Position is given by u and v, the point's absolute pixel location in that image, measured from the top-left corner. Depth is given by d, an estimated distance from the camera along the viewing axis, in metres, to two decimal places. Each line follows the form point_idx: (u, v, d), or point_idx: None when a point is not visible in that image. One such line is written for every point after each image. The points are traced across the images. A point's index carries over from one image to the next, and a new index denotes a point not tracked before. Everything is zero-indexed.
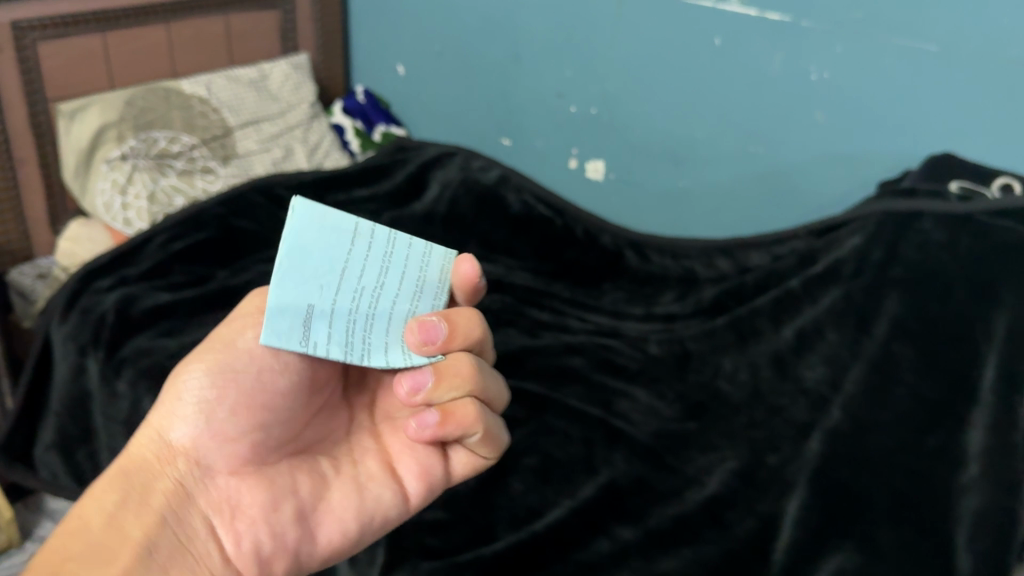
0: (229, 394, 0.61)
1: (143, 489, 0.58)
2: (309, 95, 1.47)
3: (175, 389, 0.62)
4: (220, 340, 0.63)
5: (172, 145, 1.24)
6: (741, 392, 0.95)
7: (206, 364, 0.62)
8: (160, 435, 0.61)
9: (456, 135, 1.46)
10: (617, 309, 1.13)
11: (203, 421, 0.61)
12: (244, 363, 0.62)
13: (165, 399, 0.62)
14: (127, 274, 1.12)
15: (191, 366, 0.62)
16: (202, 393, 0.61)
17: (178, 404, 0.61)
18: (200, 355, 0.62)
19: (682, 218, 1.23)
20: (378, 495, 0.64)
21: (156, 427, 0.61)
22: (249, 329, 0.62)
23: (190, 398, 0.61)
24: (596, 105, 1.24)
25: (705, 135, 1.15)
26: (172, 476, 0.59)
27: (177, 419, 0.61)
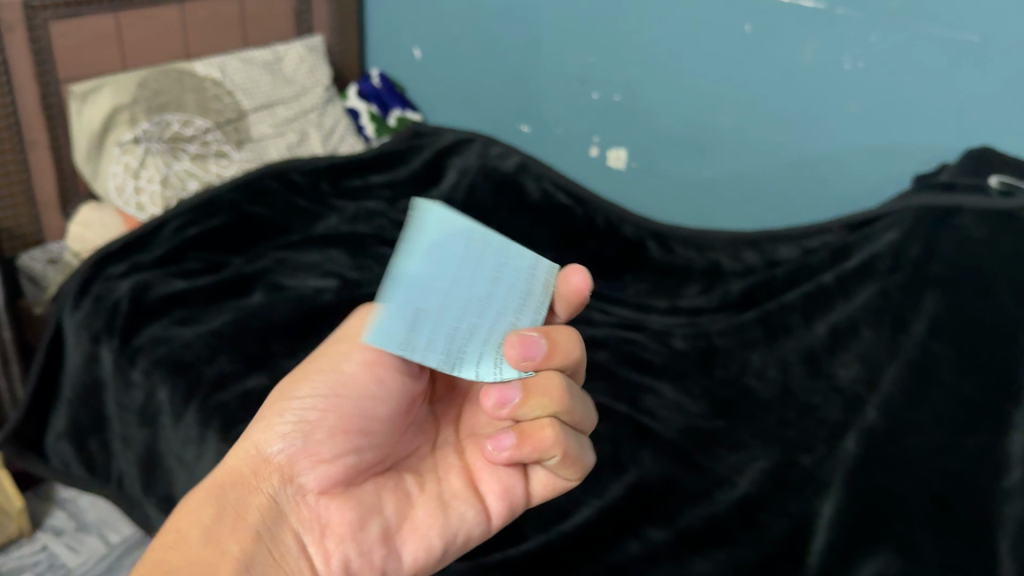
0: (331, 416, 0.57)
1: (237, 505, 0.54)
2: (323, 78, 1.43)
3: (276, 407, 0.58)
4: (326, 359, 0.59)
5: (185, 128, 1.21)
6: (771, 389, 0.93)
7: (314, 383, 0.58)
8: (254, 450, 0.57)
9: (473, 120, 1.43)
10: (639, 301, 1.11)
11: (302, 441, 0.57)
12: (352, 388, 0.57)
13: (263, 414, 0.58)
14: (140, 260, 1.09)
15: (296, 385, 0.58)
16: (305, 412, 0.57)
17: (276, 421, 0.57)
18: (305, 373, 0.59)
19: (706, 209, 1.20)
20: (461, 513, 0.58)
21: (252, 441, 0.57)
22: (353, 351, 0.59)
23: (290, 416, 0.57)
24: (620, 91, 1.21)
25: (733, 125, 1.12)
26: (267, 492, 0.56)
27: (273, 438, 0.57)
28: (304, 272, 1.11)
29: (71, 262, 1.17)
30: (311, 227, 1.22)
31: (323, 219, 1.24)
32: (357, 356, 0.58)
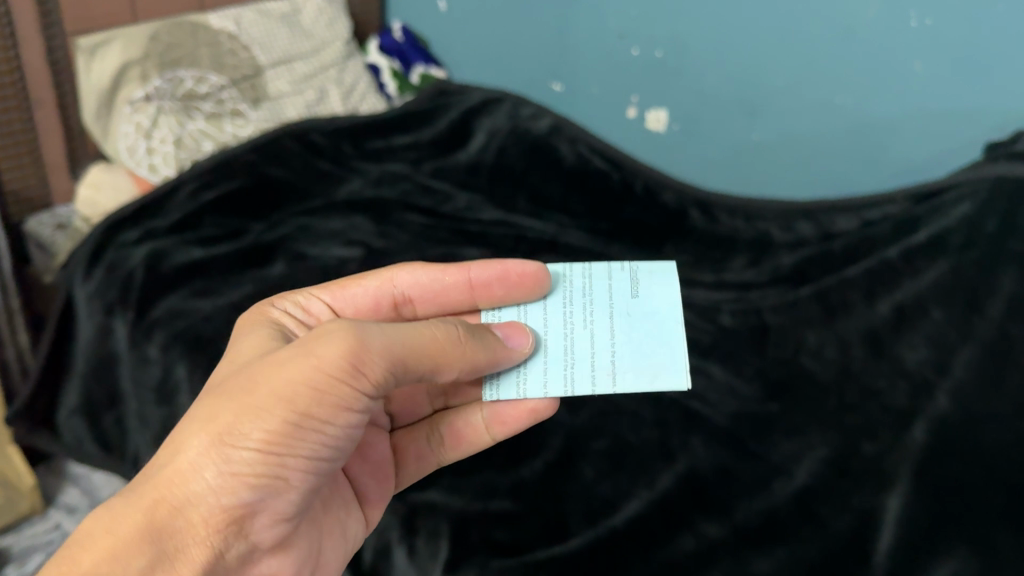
0: (309, 480, 0.56)
1: (173, 556, 0.52)
2: (343, 31, 1.34)
3: (239, 450, 0.52)
4: (306, 414, 0.53)
5: (199, 86, 1.15)
6: (830, 371, 0.87)
7: (296, 442, 0.54)
8: (205, 494, 0.52)
9: (502, 79, 1.35)
10: (683, 274, 1.04)
11: (269, 497, 0.54)
12: (325, 452, 0.56)
13: (218, 452, 0.52)
14: (155, 226, 1.04)
15: (271, 444, 0.53)
16: (268, 471, 0.53)
17: (236, 467, 0.53)
18: (281, 435, 0.53)
19: (755, 175, 1.13)
20: (354, 529, 0.66)
21: (196, 483, 0.52)
22: (344, 412, 0.55)
23: (257, 467, 0.53)
24: (662, 47, 1.13)
25: (784, 84, 1.05)
26: (205, 541, 0.53)
27: (237, 487, 0.53)
28: (327, 240, 1.05)
29: (82, 228, 1.11)
30: (333, 191, 1.16)
31: (347, 182, 1.17)
32: (339, 412, 0.55)
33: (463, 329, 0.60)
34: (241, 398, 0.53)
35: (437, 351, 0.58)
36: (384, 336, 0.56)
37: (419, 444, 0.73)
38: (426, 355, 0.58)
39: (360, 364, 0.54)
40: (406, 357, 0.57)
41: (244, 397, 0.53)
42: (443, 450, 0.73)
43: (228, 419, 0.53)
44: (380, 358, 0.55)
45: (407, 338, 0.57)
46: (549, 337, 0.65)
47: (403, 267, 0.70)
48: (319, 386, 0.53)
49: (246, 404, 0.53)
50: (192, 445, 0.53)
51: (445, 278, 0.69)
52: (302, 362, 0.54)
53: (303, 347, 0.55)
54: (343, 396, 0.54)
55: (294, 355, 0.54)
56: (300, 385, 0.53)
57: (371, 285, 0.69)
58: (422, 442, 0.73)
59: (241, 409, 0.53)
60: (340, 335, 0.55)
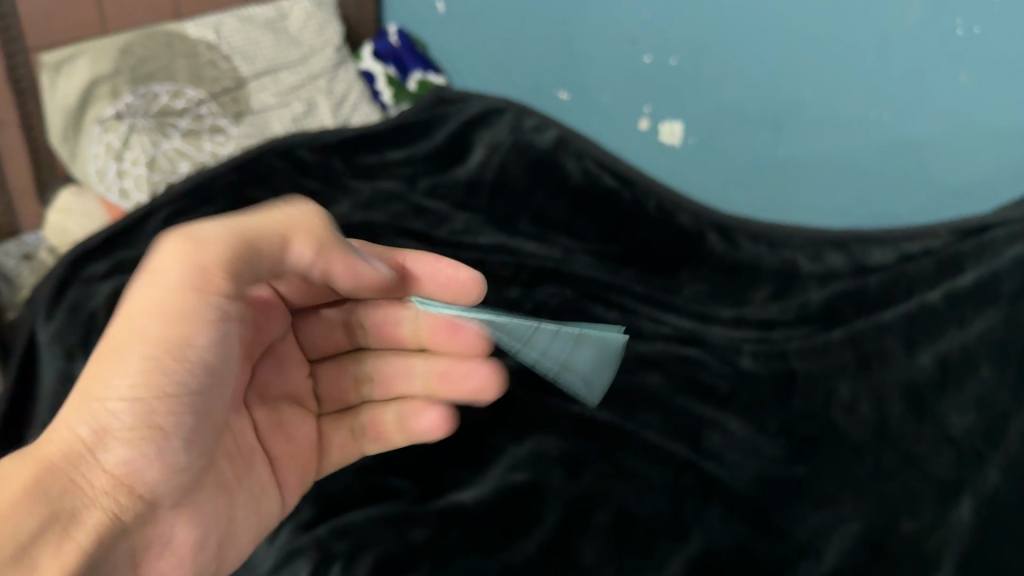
0: (180, 416, 0.52)
1: (68, 522, 0.47)
2: (334, 36, 1.24)
3: (111, 398, 0.50)
4: (172, 341, 0.52)
5: (175, 101, 1.06)
6: (865, 430, 0.78)
7: (163, 365, 0.52)
8: (84, 448, 0.49)
9: (506, 86, 1.24)
10: (698, 310, 0.95)
11: (153, 445, 0.51)
12: (202, 369, 0.54)
13: (89, 407, 0.50)
14: (125, 258, 0.96)
15: (143, 381, 0.51)
16: (151, 410, 0.51)
17: (110, 412, 0.50)
18: (150, 365, 0.51)
19: (779, 196, 1.03)
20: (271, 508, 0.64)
21: (72, 441, 0.49)
22: (211, 327, 0.54)
23: (131, 410, 0.50)
24: (677, 54, 1.02)
25: (812, 97, 0.94)
26: (100, 503, 0.49)
27: (113, 438, 0.50)
28: None
29: (48, 259, 1.03)
30: None
31: (336, 203, 1.07)
32: (201, 330, 0.54)
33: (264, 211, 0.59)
34: (103, 350, 0.51)
35: (279, 234, 0.57)
36: (217, 228, 0.55)
37: (340, 436, 0.72)
38: (275, 245, 0.57)
39: (204, 275, 0.53)
40: (254, 255, 0.56)
41: (105, 347, 0.52)
42: (363, 442, 0.73)
43: (97, 371, 0.51)
44: (227, 269, 0.54)
45: (243, 231, 0.56)
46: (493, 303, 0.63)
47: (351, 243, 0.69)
48: (169, 298, 0.52)
49: (107, 351, 0.51)
50: (62, 417, 0.50)
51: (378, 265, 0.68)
52: (147, 294, 0.53)
53: (143, 276, 0.54)
54: (194, 297, 0.53)
55: (138, 292, 0.53)
56: (155, 314, 0.52)
57: None
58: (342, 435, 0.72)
59: (108, 358, 0.51)
60: (170, 250, 0.54)
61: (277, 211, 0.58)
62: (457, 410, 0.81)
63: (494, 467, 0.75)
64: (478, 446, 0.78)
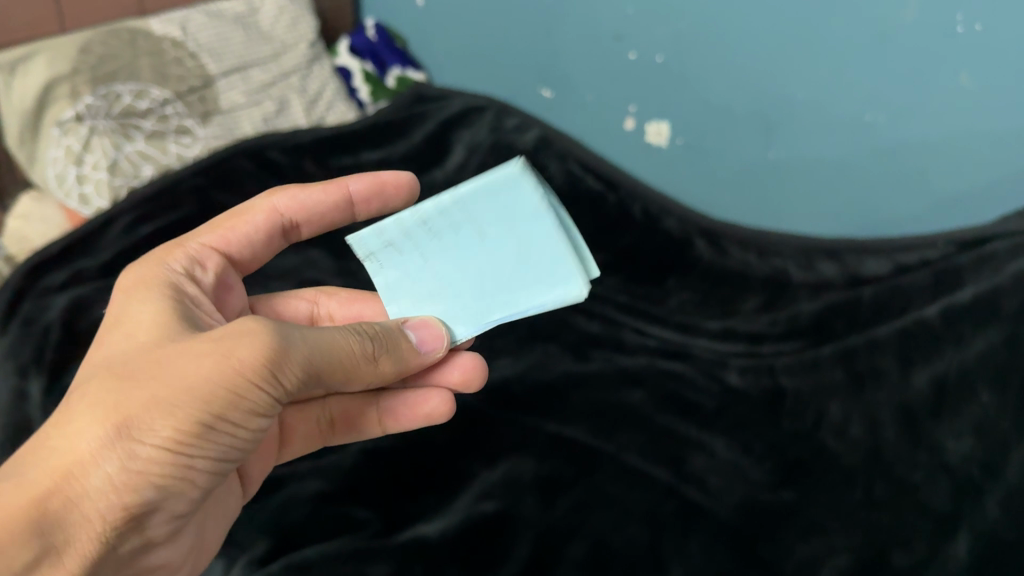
0: (205, 485, 0.47)
1: (60, 552, 0.41)
2: (309, 31, 1.18)
3: (146, 447, 0.43)
4: (221, 417, 0.46)
5: (138, 101, 1.01)
6: (854, 453, 0.74)
7: (207, 443, 0.45)
8: (108, 491, 0.42)
9: (487, 83, 1.19)
10: (683, 321, 0.91)
11: (172, 497, 0.45)
12: (230, 456, 0.48)
13: (121, 446, 0.42)
14: (82, 266, 0.93)
15: (182, 445, 0.44)
16: (187, 474, 0.45)
17: (146, 465, 0.43)
18: (194, 435, 0.44)
19: (771, 199, 0.99)
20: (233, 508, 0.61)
21: (96, 476, 0.42)
22: (257, 416, 0.48)
23: (165, 467, 0.44)
24: (663, 52, 0.97)
25: (804, 96, 0.89)
26: (100, 538, 0.42)
27: (140, 486, 0.43)
28: (279, 280, 0.94)
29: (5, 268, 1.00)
30: None
31: None
32: (250, 414, 0.47)
33: (374, 332, 0.54)
34: (150, 392, 0.44)
35: (354, 366, 0.52)
36: (304, 343, 0.49)
37: (310, 423, 0.67)
38: (343, 369, 0.52)
39: (280, 369, 0.47)
40: (325, 362, 0.50)
41: (149, 387, 0.44)
42: (330, 435, 0.68)
43: (136, 409, 0.43)
44: (300, 366, 0.48)
45: (328, 350, 0.50)
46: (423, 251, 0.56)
47: (281, 190, 0.66)
48: (241, 384, 0.46)
49: (155, 398, 0.44)
50: (86, 437, 0.42)
51: (324, 204, 0.66)
52: (221, 359, 0.46)
53: (219, 340, 0.47)
54: (261, 401, 0.47)
55: (211, 350, 0.46)
56: (218, 385, 0.45)
57: (257, 220, 0.65)
58: (313, 422, 0.67)
59: (152, 403, 0.44)
60: (265, 337, 0.47)
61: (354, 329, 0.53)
62: (423, 432, 0.77)
63: (466, 493, 0.71)
64: (448, 470, 0.74)
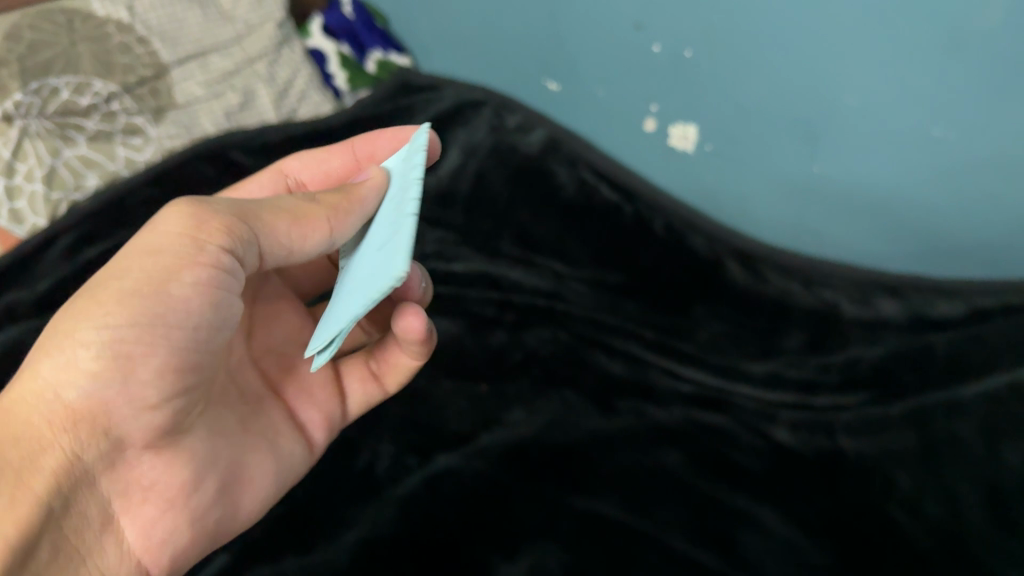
0: (156, 354, 0.54)
1: (28, 459, 0.50)
2: (276, 8, 1.01)
3: (86, 334, 0.53)
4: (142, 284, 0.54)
5: (79, 97, 0.86)
6: (925, 529, 0.64)
7: (137, 314, 0.53)
8: (52, 390, 0.52)
9: (485, 71, 1.04)
10: (723, 362, 0.80)
11: (124, 376, 0.53)
12: (176, 319, 0.54)
13: (65, 345, 0.53)
14: (17, 301, 0.80)
15: (113, 324, 0.53)
16: (121, 346, 0.53)
17: (80, 355, 0.53)
18: (121, 313, 0.53)
19: (815, 215, 0.87)
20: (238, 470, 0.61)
21: (44, 385, 0.52)
22: (189, 272, 0.54)
23: (98, 350, 0.53)
24: (690, 45, 0.84)
25: (858, 105, 0.77)
26: (60, 442, 0.52)
27: (80, 376, 0.53)
28: None
29: None
30: None
31: None
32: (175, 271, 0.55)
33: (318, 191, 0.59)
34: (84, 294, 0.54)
35: (297, 210, 0.58)
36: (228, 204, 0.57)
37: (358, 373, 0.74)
38: (287, 215, 0.57)
39: (198, 229, 0.55)
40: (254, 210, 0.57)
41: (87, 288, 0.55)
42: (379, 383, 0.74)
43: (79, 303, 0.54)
44: (221, 221, 0.55)
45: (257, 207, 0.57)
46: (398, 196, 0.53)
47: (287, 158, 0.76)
48: (159, 257, 0.54)
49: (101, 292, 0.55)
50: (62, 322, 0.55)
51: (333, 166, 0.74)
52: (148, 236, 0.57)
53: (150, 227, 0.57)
54: (179, 256, 0.54)
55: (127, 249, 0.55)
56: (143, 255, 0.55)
57: (263, 182, 0.76)
58: (359, 371, 0.74)
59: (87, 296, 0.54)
60: (187, 209, 0.56)
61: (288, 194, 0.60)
62: (428, 512, 0.65)
63: None
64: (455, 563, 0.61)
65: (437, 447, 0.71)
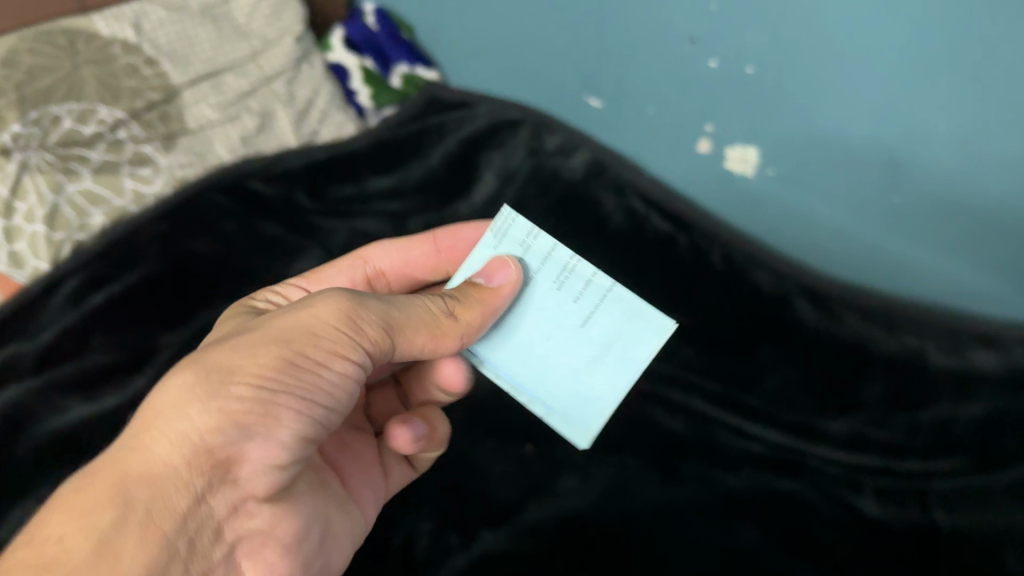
0: (298, 424, 0.47)
1: (157, 507, 0.43)
2: (295, 21, 0.93)
3: (236, 386, 0.45)
4: (302, 354, 0.47)
5: (82, 126, 0.79)
6: None
7: (291, 380, 0.46)
8: (189, 434, 0.44)
9: (521, 87, 0.96)
10: (798, 418, 0.72)
11: (259, 441, 0.45)
12: (327, 399, 0.48)
13: (207, 391, 0.45)
14: (19, 354, 0.74)
15: (273, 375, 0.46)
16: (263, 403, 0.45)
17: (236, 410, 0.45)
18: (276, 369, 0.46)
19: (896, 247, 0.78)
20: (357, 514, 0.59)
21: (173, 429, 0.44)
22: (335, 357, 0.48)
23: (248, 404, 0.45)
24: (753, 61, 0.76)
25: (950, 133, 0.69)
26: (194, 489, 0.44)
27: (224, 425, 0.44)
28: None
29: None
30: (283, 271, 0.83)
31: (303, 255, 0.84)
32: (338, 373, 0.48)
33: (456, 288, 0.52)
34: (225, 347, 0.47)
35: (434, 323, 0.51)
36: (377, 302, 0.51)
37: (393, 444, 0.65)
38: (425, 329, 0.51)
39: (356, 323, 0.49)
40: (397, 320, 0.51)
41: (234, 346, 0.47)
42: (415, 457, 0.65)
43: (223, 358, 0.46)
44: (374, 319, 0.50)
45: (409, 308, 0.51)
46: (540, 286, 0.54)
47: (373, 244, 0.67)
48: (315, 327, 0.48)
49: (239, 346, 0.47)
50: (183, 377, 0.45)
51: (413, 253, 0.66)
52: (296, 307, 0.49)
53: (296, 304, 0.50)
54: (338, 340, 0.48)
55: (266, 323, 0.48)
56: (303, 328, 0.48)
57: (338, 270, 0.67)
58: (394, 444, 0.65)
59: (229, 351, 0.46)
60: (333, 297, 0.49)
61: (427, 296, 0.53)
62: None
63: None
64: None
65: (483, 522, 0.65)
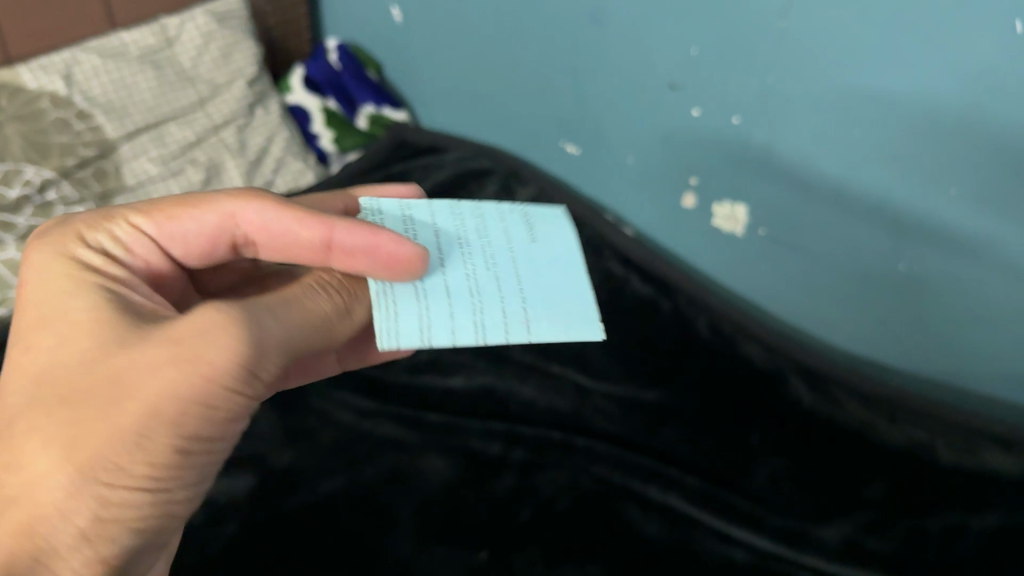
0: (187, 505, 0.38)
1: None
2: (245, 63, 0.87)
3: (121, 489, 0.34)
4: (194, 438, 0.36)
5: (6, 188, 0.71)
6: None
7: (187, 470, 0.37)
8: (80, 545, 0.33)
9: (492, 131, 0.89)
10: (793, 523, 0.62)
11: (148, 542, 0.37)
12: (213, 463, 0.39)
13: (90, 491, 0.33)
14: None
15: (160, 471, 0.35)
16: (148, 500, 0.35)
17: (123, 512, 0.34)
18: (168, 464, 0.35)
19: (905, 319, 0.69)
20: None
21: (63, 533, 0.33)
22: (228, 418, 0.38)
23: (142, 507, 0.35)
24: (738, 111, 0.68)
25: (960, 199, 0.60)
26: None
27: (116, 534, 0.35)
28: None
29: None
30: None
31: None
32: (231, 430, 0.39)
33: (338, 277, 0.45)
34: (94, 425, 0.34)
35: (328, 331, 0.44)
36: (276, 322, 0.40)
37: None
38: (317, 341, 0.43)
39: (255, 365, 0.38)
40: (296, 341, 0.41)
41: (109, 420, 0.34)
42: None
43: (90, 445, 0.34)
44: (274, 352, 0.39)
45: (301, 318, 0.42)
46: (506, 240, 0.46)
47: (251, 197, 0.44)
48: (212, 391, 0.36)
49: (117, 426, 0.34)
50: (49, 484, 0.33)
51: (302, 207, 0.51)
52: (184, 364, 0.35)
53: (178, 337, 0.36)
54: (233, 403, 0.37)
55: (144, 375, 0.35)
56: (191, 402, 0.36)
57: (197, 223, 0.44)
58: None
59: (107, 430, 0.34)
60: (227, 333, 0.37)
61: (314, 282, 0.44)
62: None
63: None
64: None
65: None
